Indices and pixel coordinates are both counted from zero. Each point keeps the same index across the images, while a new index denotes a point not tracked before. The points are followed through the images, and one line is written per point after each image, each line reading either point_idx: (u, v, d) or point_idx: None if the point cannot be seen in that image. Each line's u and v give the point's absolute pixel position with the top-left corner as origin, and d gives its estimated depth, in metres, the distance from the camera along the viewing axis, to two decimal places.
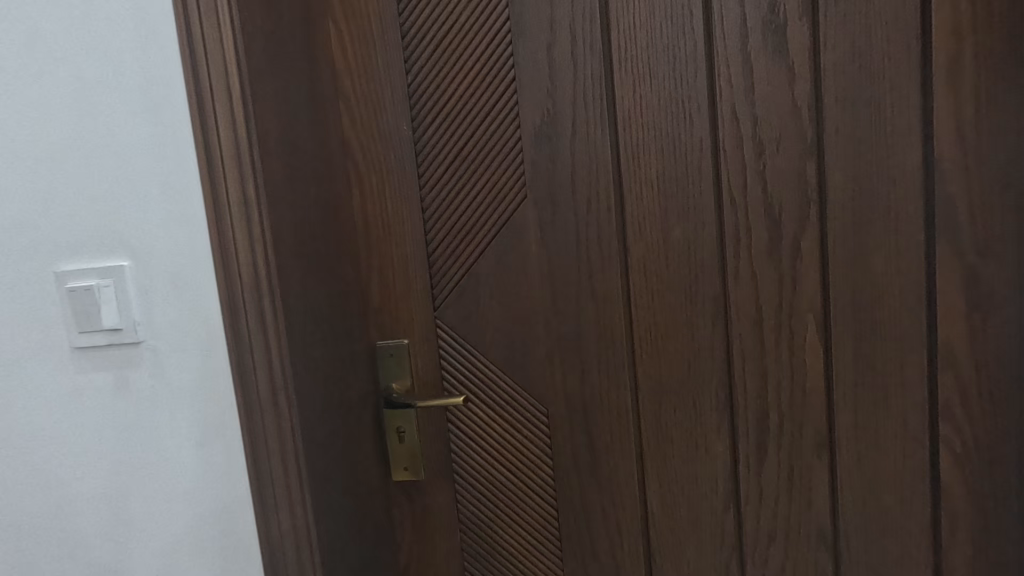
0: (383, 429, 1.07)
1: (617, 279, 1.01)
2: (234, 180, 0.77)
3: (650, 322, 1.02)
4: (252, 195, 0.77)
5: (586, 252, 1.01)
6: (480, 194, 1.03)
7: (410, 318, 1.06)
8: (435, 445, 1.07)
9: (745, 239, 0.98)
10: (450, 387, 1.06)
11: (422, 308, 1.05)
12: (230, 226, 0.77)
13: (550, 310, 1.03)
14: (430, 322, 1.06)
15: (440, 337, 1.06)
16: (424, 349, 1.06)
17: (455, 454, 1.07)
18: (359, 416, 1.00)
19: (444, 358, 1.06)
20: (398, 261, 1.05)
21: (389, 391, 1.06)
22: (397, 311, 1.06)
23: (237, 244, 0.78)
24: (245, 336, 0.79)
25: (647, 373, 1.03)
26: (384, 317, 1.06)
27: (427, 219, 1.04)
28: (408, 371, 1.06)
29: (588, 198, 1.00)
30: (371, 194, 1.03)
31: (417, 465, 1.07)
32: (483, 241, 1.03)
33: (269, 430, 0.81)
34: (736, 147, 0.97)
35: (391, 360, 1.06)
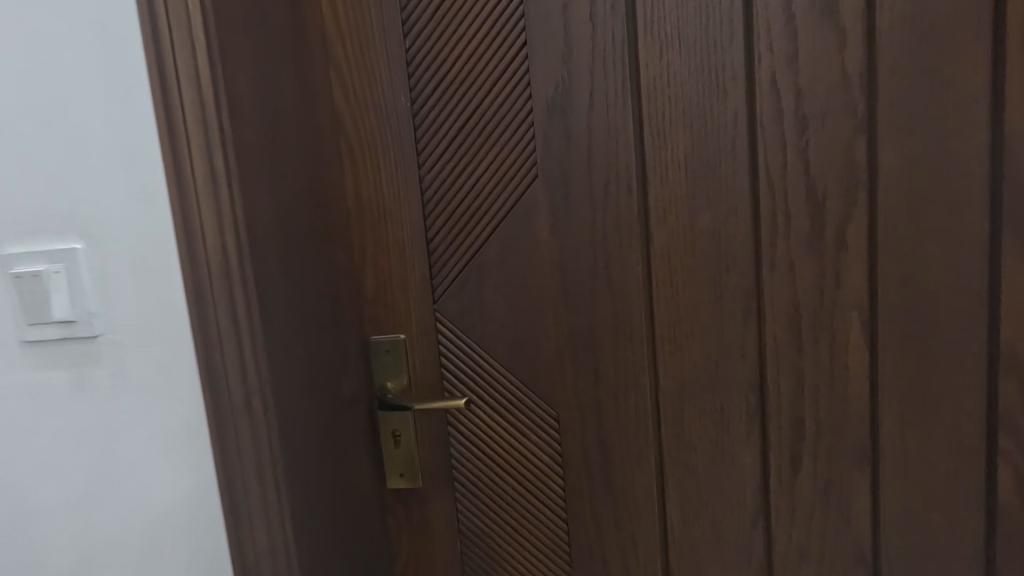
0: (378, 432, 0.98)
1: (638, 270, 0.91)
2: (200, 152, 0.67)
3: (674, 318, 0.91)
4: (221, 170, 0.67)
5: (604, 240, 0.91)
6: (485, 174, 0.92)
7: (407, 311, 0.96)
8: (434, 449, 0.98)
9: (783, 226, 0.87)
10: (449, 387, 0.97)
11: (421, 300, 0.96)
12: (196, 205, 0.67)
13: (561, 304, 0.93)
14: (429, 316, 0.96)
15: (440, 333, 0.96)
16: (422, 345, 0.97)
17: (456, 460, 0.98)
18: (349, 418, 0.91)
19: (443, 355, 0.96)
20: (395, 249, 0.95)
21: (384, 391, 0.97)
22: (393, 303, 0.96)
23: (205, 226, 0.68)
24: (215, 331, 0.69)
25: (669, 375, 0.92)
26: (379, 310, 0.96)
27: (427, 202, 0.93)
28: (404, 369, 0.97)
29: (606, 180, 0.90)
30: (364, 173, 0.93)
31: (414, 471, 0.98)
32: (489, 226, 0.93)
33: (242, 437, 0.71)
34: (775, 121, 0.86)
35: (387, 357, 0.97)
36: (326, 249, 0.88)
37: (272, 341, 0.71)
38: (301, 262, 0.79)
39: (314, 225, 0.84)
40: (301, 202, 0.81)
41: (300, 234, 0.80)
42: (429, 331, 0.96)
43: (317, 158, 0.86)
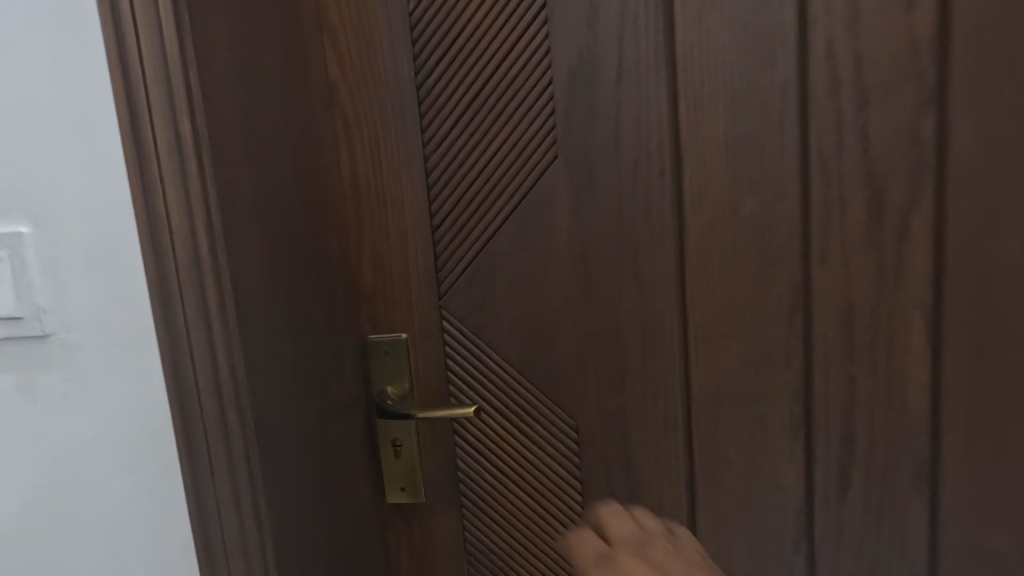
0: (375, 441, 0.88)
1: (669, 264, 0.81)
2: (163, 119, 0.57)
3: (709, 317, 0.81)
4: (188, 141, 0.57)
5: (631, 229, 0.81)
6: (497, 154, 0.82)
7: (409, 308, 0.86)
8: (437, 461, 0.88)
9: (836, 214, 0.77)
10: (455, 392, 0.87)
11: (424, 296, 0.86)
12: (160, 182, 0.57)
13: (581, 300, 0.83)
14: (434, 314, 0.86)
15: (446, 332, 0.86)
16: (424, 346, 0.87)
17: (463, 472, 0.88)
18: (344, 427, 0.81)
19: (449, 357, 0.87)
20: (396, 238, 0.85)
21: (383, 395, 0.87)
22: (394, 299, 0.86)
23: (170, 207, 0.58)
24: (182, 329, 0.59)
25: (703, 381, 0.82)
26: (378, 306, 0.86)
27: (431, 185, 0.83)
28: (405, 372, 0.87)
29: (634, 161, 0.79)
30: (361, 153, 0.83)
31: (416, 484, 0.88)
32: (501, 213, 0.83)
33: (215, 452, 0.62)
34: (830, 94, 0.75)
35: (386, 358, 0.87)
36: (318, 237, 0.78)
37: (247, 342, 0.61)
38: (287, 251, 0.70)
39: (303, 209, 0.74)
40: (287, 183, 0.71)
41: (286, 220, 0.70)
42: (434, 329, 0.86)
43: (307, 136, 0.76)
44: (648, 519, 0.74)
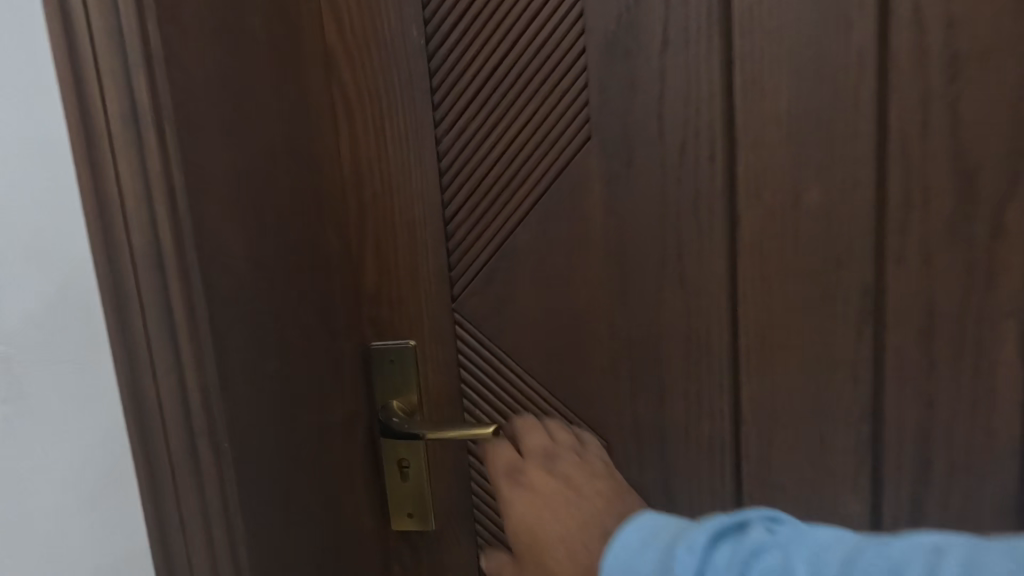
0: (380, 461, 0.78)
1: (719, 262, 0.70)
2: (111, 81, 0.45)
3: (764, 325, 0.70)
4: (143, 109, 0.46)
5: (675, 222, 0.70)
6: (520, 134, 0.71)
7: (418, 311, 0.76)
8: (449, 483, 0.78)
9: (918, 206, 0.66)
10: (470, 408, 0.77)
11: (435, 297, 0.75)
12: (110, 160, 0.46)
13: (615, 304, 0.73)
14: (446, 318, 0.76)
15: (460, 339, 0.76)
16: (435, 355, 0.77)
17: (478, 496, 0.78)
18: (344, 448, 0.71)
19: (463, 367, 0.76)
20: (403, 231, 0.74)
21: (386, 413, 0.76)
22: (401, 301, 0.76)
23: (123, 192, 0.47)
24: (141, 341, 0.49)
25: (755, 396, 0.72)
26: (383, 309, 0.76)
27: (444, 170, 0.73)
28: (414, 384, 0.77)
29: (681, 144, 0.68)
30: (366, 135, 0.72)
31: (425, 510, 0.78)
32: (524, 203, 0.72)
33: (184, 486, 0.52)
34: (916, 63, 0.63)
35: (393, 368, 0.77)
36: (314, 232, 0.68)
37: (223, 362, 0.51)
38: (274, 247, 0.59)
39: (296, 199, 0.64)
40: (274, 169, 0.60)
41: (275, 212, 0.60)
42: (446, 336, 0.76)
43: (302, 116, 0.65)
44: (561, 431, 0.72)
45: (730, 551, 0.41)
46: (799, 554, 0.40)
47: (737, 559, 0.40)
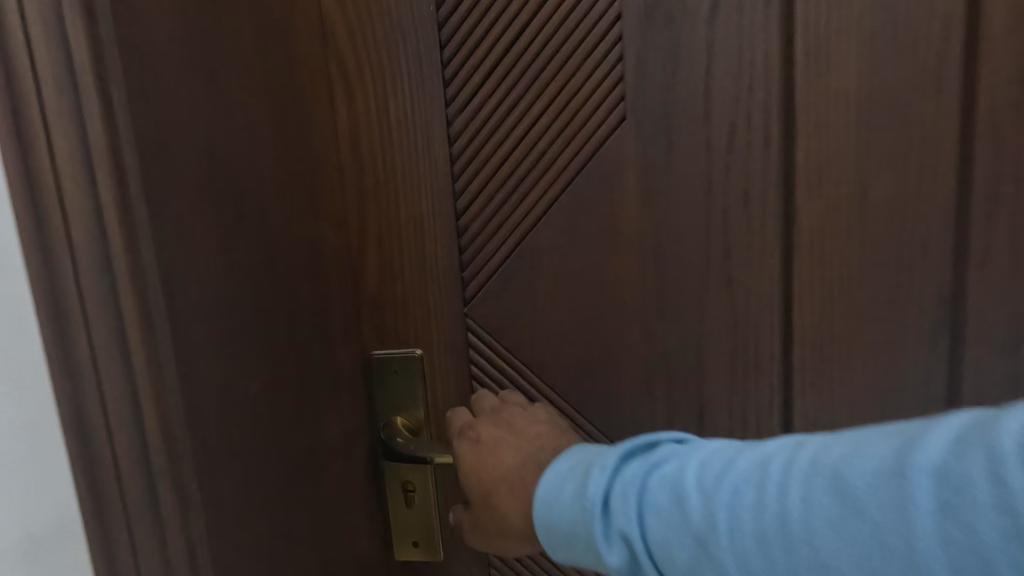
0: (382, 484, 0.69)
1: (772, 264, 0.61)
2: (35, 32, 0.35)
3: (823, 335, 0.61)
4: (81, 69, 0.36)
5: (721, 218, 0.61)
6: (543, 115, 0.62)
7: (425, 317, 0.67)
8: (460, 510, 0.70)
9: (1007, 198, 0.56)
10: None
11: (444, 301, 0.67)
12: (37, 136, 0.36)
13: (651, 310, 0.64)
14: (458, 324, 0.67)
15: (472, 348, 0.68)
16: (445, 365, 0.68)
17: None
18: (339, 472, 0.63)
19: (475, 379, 0.68)
20: (410, 226, 0.65)
21: (388, 432, 0.67)
22: (405, 305, 0.67)
23: (55, 177, 0.37)
24: (83, 366, 0.39)
25: (810, 416, 0.63)
26: (386, 314, 0.67)
27: (455, 156, 0.63)
28: (420, 398, 0.68)
29: (730, 127, 0.59)
30: (366, 117, 0.63)
31: (433, 539, 0.70)
32: (548, 193, 0.63)
33: (140, 544, 0.42)
34: (1012, 31, 0.54)
35: (397, 381, 0.68)
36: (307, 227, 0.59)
37: (192, 382, 0.42)
38: (256, 244, 0.51)
39: (283, 189, 0.55)
40: (257, 152, 0.51)
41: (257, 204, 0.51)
42: (457, 344, 0.68)
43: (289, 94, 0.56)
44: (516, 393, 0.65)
45: (636, 467, 0.40)
46: (692, 461, 0.39)
47: (640, 471, 0.40)
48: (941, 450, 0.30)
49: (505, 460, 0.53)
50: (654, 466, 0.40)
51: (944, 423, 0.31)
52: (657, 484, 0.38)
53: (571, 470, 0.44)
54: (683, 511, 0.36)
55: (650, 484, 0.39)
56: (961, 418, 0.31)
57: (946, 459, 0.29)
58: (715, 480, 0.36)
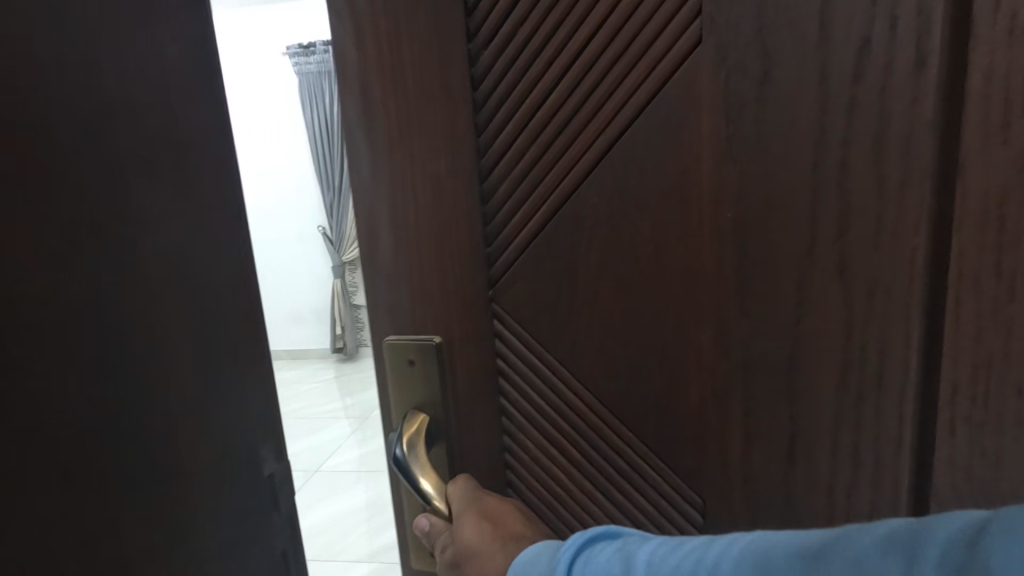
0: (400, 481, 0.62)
1: (917, 244, 0.42)
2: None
3: (994, 347, 0.42)
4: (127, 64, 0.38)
5: (836, 178, 0.43)
6: (591, 44, 0.49)
7: (440, 299, 0.58)
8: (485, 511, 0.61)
9: None
10: (508, 423, 0.59)
11: (463, 282, 0.57)
12: None
13: (727, 302, 0.49)
14: (483, 306, 0.57)
15: (500, 336, 0.57)
16: (465, 357, 0.58)
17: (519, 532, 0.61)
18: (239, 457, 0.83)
19: (499, 373, 0.58)
20: (422, 192, 0.55)
21: (397, 432, 0.59)
22: (418, 287, 0.58)
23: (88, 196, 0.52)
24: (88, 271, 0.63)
25: (958, 463, 0.44)
26: (401, 296, 0.59)
27: (480, 105, 0.53)
28: (436, 394, 0.59)
29: (860, 42, 0.41)
30: (374, 58, 0.53)
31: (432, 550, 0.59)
32: (594, 143, 0.50)
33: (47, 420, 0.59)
34: None
35: (411, 371, 0.60)
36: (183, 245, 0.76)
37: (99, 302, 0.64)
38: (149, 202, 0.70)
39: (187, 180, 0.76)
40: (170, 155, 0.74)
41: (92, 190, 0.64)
42: (478, 332, 0.57)
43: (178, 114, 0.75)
44: (498, 505, 0.55)
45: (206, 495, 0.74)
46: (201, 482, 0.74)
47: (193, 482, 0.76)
48: (935, 548, 0.27)
49: (512, 540, 0.51)
50: (612, 547, 0.41)
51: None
52: (610, 550, 0.40)
53: (544, 549, 0.45)
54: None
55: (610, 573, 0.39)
56: (982, 514, 0.27)
57: (963, 553, 0.25)
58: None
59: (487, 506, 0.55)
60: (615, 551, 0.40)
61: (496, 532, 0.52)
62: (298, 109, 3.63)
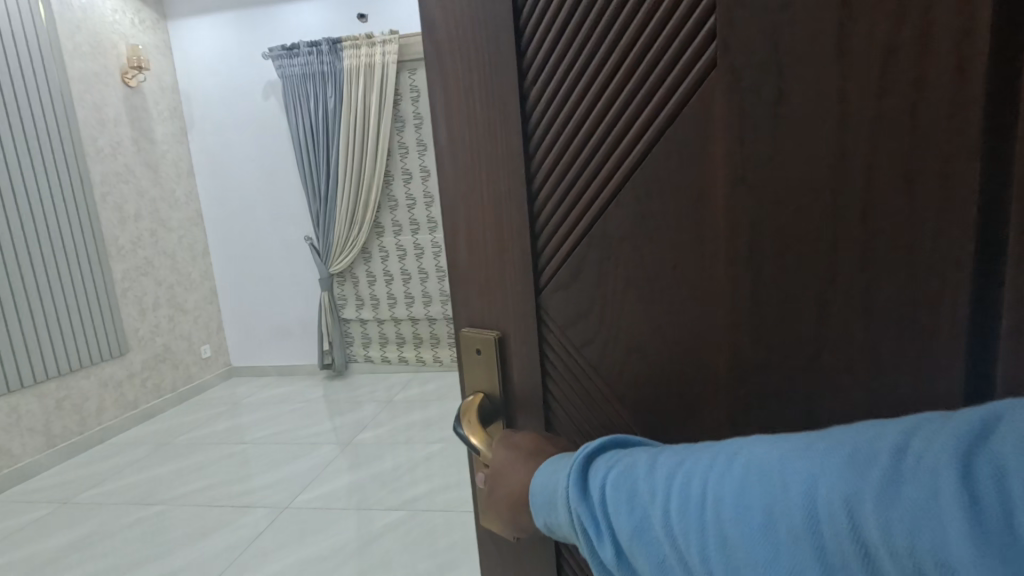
0: (473, 470, 0.63)
1: (957, 276, 0.38)
2: None
3: None
4: None
5: (858, 202, 0.40)
6: (618, 75, 0.47)
7: (504, 311, 0.59)
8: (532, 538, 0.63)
9: None
10: (557, 416, 0.60)
11: (523, 299, 0.58)
12: None
13: (740, 333, 0.46)
14: (522, 315, 0.58)
15: (549, 341, 0.58)
16: (524, 352, 0.59)
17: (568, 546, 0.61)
18: None
19: (546, 372, 0.59)
20: (486, 217, 0.57)
21: (456, 413, 0.61)
22: (488, 301, 0.60)
23: None
24: None
25: None
26: (475, 310, 0.61)
27: (530, 136, 0.54)
28: (496, 383, 0.61)
29: (885, 56, 0.37)
30: (435, 94, 0.57)
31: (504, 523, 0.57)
32: (624, 171, 0.49)
33: None
34: None
35: (477, 361, 0.62)
36: None
37: None
38: None
39: None
40: None
41: None
42: (531, 338, 0.58)
43: None
44: (526, 440, 0.56)
45: None
46: None
47: None
48: (886, 453, 0.30)
49: (534, 454, 0.53)
50: (621, 458, 0.43)
51: (966, 413, 0.30)
52: (619, 464, 0.43)
53: (564, 458, 0.49)
54: (657, 497, 0.38)
55: (617, 477, 0.41)
56: (915, 416, 0.32)
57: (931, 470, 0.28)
58: (677, 491, 0.37)
59: (515, 439, 0.56)
60: (624, 466, 0.42)
61: (520, 455, 0.54)
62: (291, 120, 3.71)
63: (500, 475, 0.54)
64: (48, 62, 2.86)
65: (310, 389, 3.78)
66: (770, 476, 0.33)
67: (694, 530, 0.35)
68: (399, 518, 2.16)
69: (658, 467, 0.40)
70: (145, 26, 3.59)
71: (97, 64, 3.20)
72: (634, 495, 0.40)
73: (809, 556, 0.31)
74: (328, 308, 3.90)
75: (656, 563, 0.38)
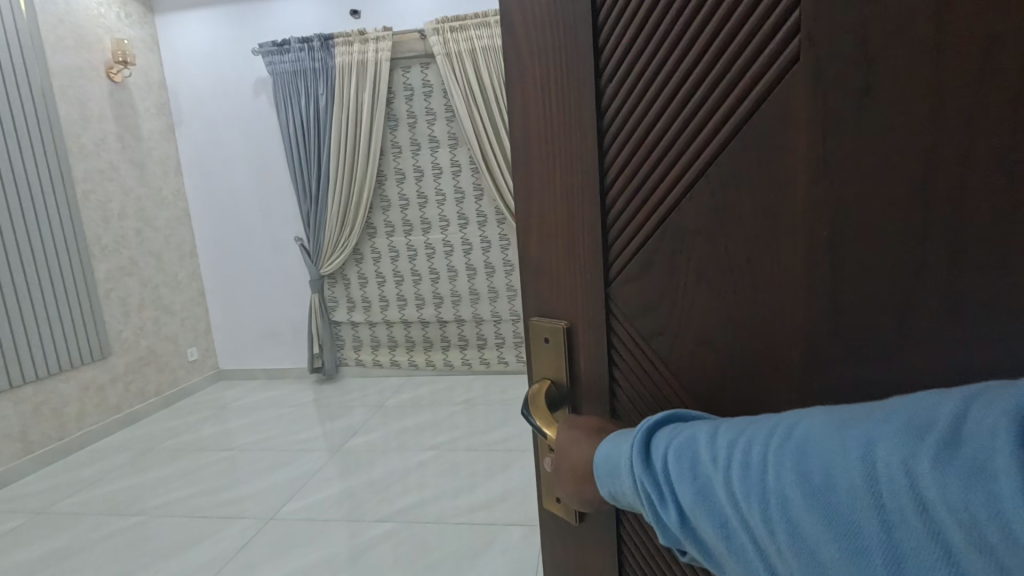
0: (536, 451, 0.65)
1: None
2: None
3: None
4: None
5: (940, 195, 0.42)
6: (696, 72, 0.50)
7: (572, 300, 0.62)
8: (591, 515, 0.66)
9: None
10: (619, 403, 0.63)
11: (591, 288, 0.60)
12: None
13: (811, 319, 0.49)
14: (589, 303, 0.61)
15: (616, 329, 0.60)
16: (592, 341, 0.62)
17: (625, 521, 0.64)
18: None
19: (611, 361, 0.62)
20: (558, 209, 0.60)
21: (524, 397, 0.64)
22: (557, 290, 0.63)
23: None
24: None
25: None
26: (544, 300, 0.65)
27: (604, 132, 0.57)
28: (564, 371, 0.64)
29: (980, 54, 0.38)
30: (515, 91, 0.61)
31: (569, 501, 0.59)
32: (699, 164, 0.51)
33: None
34: None
35: (545, 350, 0.65)
36: None
37: None
38: None
39: None
40: None
41: None
42: (597, 326, 0.61)
43: None
44: (590, 423, 0.58)
45: None
46: None
47: None
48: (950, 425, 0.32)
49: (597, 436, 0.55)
50: (679, 432, 0.46)
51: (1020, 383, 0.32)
52: (677, 438, 0.45)
53: (619, 437, 0.51)
54: (719, 463, 0.40)
55: (678, 448, 0.44)
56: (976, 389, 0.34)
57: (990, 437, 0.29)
58: (741, 458, 0.40)
59: (579, 421, 0.58)
60: (682, 439, 0.44)
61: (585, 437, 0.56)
62: (284, 119, 3.66)
63: (564, 455, 0.57)
64: (29, 57, 2.77)
65: (304, 392, 3.76)
66: (833, 441, 0.36)
67: (756, 493, 0.38)
68: (393, 526, 2.18)
69: (720, 437, 0.42)
70: (134, 20, 3.51)
71: (82, 59, 3.12)
72: (696, 465, 0.42)
73: (868, 514, 0.33)
74: (321, 310, 3.87)
75: (719, 528, 0.40)
